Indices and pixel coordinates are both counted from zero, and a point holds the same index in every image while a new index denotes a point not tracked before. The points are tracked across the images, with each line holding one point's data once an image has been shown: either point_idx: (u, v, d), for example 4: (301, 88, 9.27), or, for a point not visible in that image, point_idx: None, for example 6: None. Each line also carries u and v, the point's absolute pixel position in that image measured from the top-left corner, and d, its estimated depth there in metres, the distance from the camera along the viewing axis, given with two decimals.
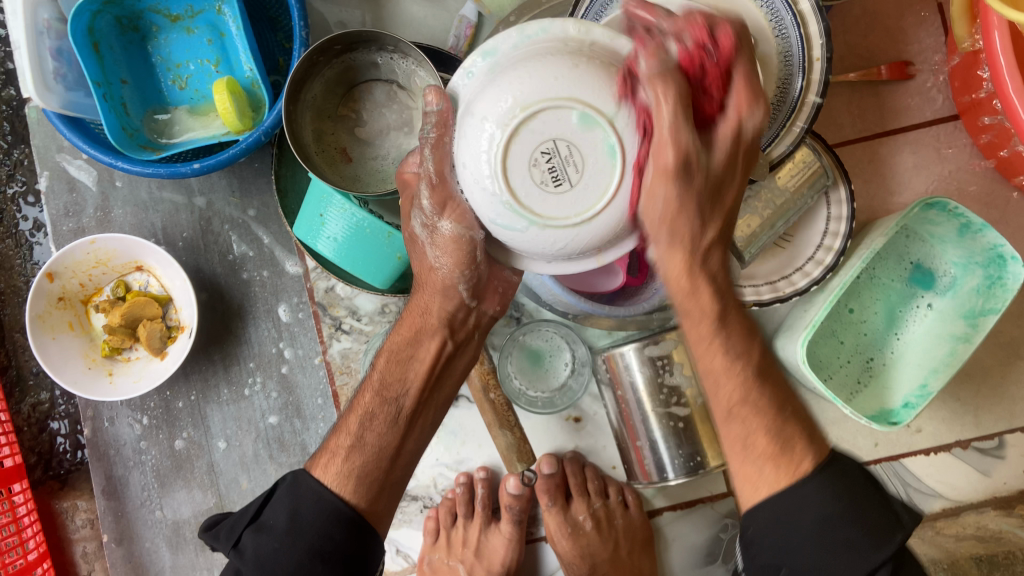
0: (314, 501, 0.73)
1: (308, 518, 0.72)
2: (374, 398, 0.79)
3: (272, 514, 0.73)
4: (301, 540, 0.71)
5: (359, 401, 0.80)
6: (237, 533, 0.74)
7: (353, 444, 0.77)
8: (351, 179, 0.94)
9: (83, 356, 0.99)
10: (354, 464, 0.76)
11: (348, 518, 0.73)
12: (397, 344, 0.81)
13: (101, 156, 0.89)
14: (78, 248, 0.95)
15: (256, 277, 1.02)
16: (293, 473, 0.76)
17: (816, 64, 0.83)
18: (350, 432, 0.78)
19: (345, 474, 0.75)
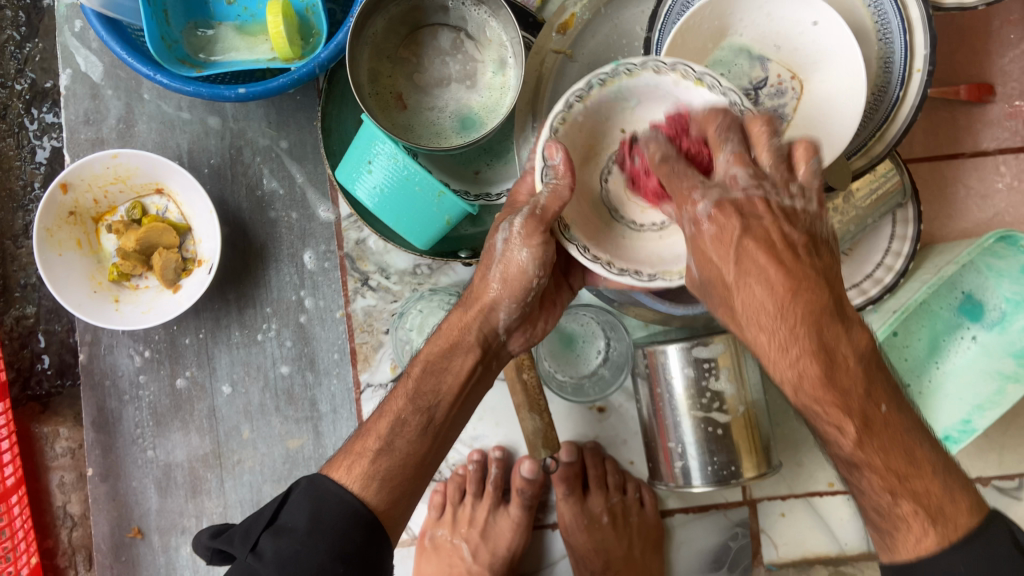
0: (336, 502, 0.66)
1: (330, 519, 0.65)
2: (408, 404, 0.71)
3: (290, 516, 0.66)
4: (323, 542, 0.64)
5: (390, 404, 0.72)
6: (253, 537, 0.66)
7: (384, 446, 0.69)
8: (403, 128, 0.88)
9: (88, 277, 0.92)
10: (381, 467, 0.68)
11: (367, 522, 0.66)
12: (431, 352, 0.72)
13: (139, 66, 0.81)
14: (98, 159, 0.88)
15: (283, 218, 0.95)
16: (309, 476, 0.68)
17: (915, 76, 0.78)
18: (379, 435, 0.70)
19: (371, 476, 0.68)
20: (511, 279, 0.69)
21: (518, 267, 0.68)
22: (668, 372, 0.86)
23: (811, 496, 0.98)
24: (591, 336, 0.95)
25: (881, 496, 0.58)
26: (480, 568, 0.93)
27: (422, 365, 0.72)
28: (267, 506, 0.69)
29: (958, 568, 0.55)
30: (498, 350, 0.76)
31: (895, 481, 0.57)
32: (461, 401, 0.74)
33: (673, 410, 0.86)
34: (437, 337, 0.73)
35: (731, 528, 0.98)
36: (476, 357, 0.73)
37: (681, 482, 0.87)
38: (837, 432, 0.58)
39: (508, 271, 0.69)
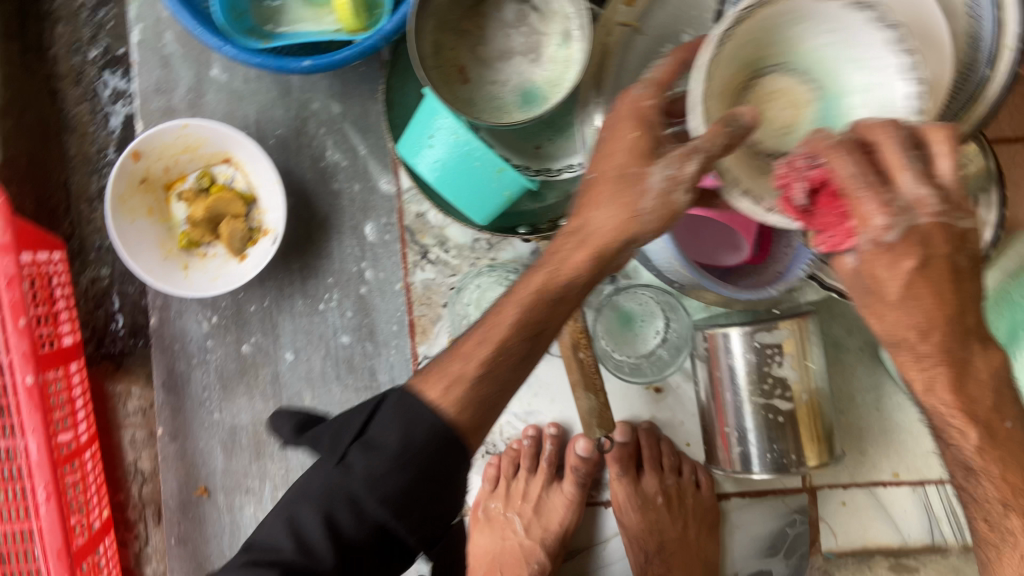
0: (425, 418, 0.60)
1: (421, 436, 0.59)
2: (517, 326, 0.62)
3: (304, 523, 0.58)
4: (411, 464, 0.58)
5: (502, 315, 0.62)
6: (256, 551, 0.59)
7: (468, 394, 0.61)
8: (465, 101, 0.87)
9: (159, 245, 0.94)
10: (484, 386, 0.61)
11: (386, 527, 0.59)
12: (572, 288, 0.63)
13: (207, 37, 0.81)
14: (169, 129, 0.90)
15: (346, 190, 0.96)
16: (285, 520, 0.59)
17: (1005, 53, 0.71)
18: (482, 358, 0.61)
19: (470, 400, 0.60)
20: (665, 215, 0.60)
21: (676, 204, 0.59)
22: (727, 354, 0.84)
23: (872, 487, 0.97)
24: (650, 315, 0.94)
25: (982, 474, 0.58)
26: (533, 543, 0.93)
27: (487, 348, 0.61)
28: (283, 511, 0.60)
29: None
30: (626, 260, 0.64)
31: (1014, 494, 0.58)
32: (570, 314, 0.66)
33: (732, 394, 0.85)
34: (491, 324, 0.62)
35: (789, 514, 0.96)
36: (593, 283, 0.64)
37: (738, 468, 0.86)
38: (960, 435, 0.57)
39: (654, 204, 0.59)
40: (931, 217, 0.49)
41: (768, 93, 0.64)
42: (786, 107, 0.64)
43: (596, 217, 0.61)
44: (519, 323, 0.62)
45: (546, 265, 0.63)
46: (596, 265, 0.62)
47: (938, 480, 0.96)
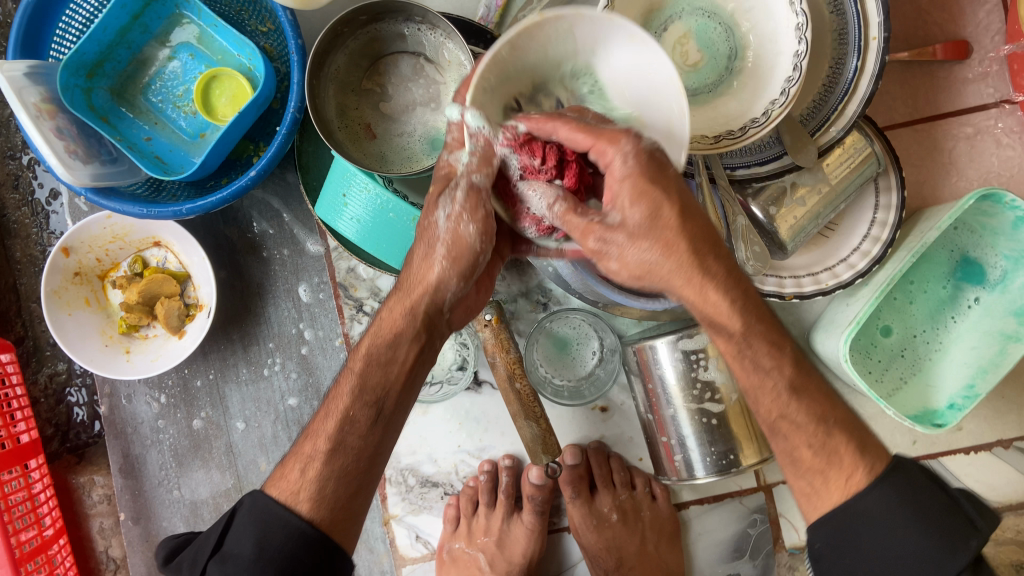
0: (280, 523, 0.65)
1: (275, 543, 0.64)
2: (354, 400, 0.69)
3: (236, 542, 0.65)
4: (268, 566, 0.63)
5: (336, 403, 0.69)
6: (201, 564, 0.67)
7: (334, 446, 0.68)
8: (376, 156, 0.91)
9: (99, 332, 0.97)
10: (337, 466, 0.67)
11: (316, 542, 0.65)
12: (374, 346, 0.69)
13: (166, 209, 0.85)
14: (94, 221, 0.93)
15: (276, 255, 0.99)
16: (252, 494, 0.68)
17: (872, 44, 0.76)
18: (327, 435, 0.68)
19: (326, 477, 0.67)
20: (455, 251, 0.65)
21: (465, 241, 0.65)
22: (656, 366, 0.87)
23: None
24: (585, 337, 0.96)
25: (813, 440, 0.65)
26: None
27: (364, 360, 0.69)
28: (247, 524, 0.65)
29: (892, 503, 0.62)
30: (440, 325, 0.73)
31: (828, 412, 0.65)
32: (408, 379, 0.72)
33: (667, 404, 0.87)
34: (372, 333, 0.70)
35: (748, 515, 0.97)
36: (416, 338, 0.70)
37: (685, 475, 0.89)
38: (771, 370, 0.65)
39: (454, 246, 0.65)
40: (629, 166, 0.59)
41: (675, 43, 0.79)
42: (689, 49, 0.79)
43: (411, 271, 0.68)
44: (410, 313, 0.69)
45: (401, 288, 0.70)
46: (427, 304, 0.68)
47: None
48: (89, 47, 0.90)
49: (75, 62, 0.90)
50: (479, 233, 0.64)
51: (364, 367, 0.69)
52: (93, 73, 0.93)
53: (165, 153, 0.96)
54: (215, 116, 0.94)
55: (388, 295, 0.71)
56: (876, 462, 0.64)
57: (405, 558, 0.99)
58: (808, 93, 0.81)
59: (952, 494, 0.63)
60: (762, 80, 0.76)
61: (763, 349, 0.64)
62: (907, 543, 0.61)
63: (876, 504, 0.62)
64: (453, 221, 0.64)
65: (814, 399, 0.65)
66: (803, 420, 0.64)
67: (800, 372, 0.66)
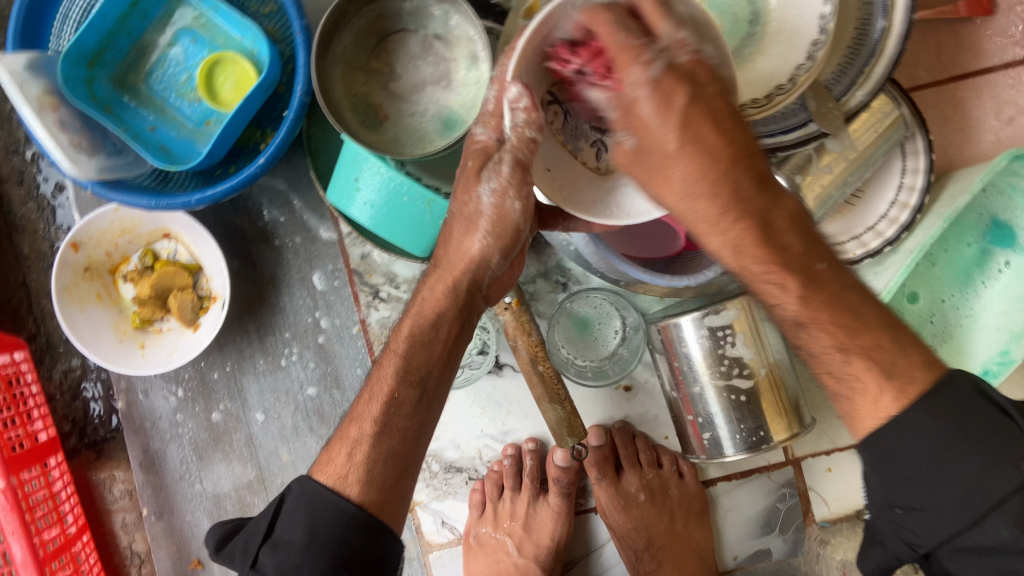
0: (331, 508, 0.63)
1: (326, 526, 0.63)
2: (398, 382, 0.68)
3: (286, 529, 0.63)
4: (322, 552, 0.61)
5: (379, 384, 0.69)
6: (251, 552, 0.64)
7: (380, 429, 0.67)
8: (388, 139, 0.88)
9: (113, 327, 0.95)
10: (385, 449, 0.67)
11: (366, 526, 0.64)
12: (418, 326, 0.69)
13: (175, 200, 0.83)
14: (101, 214, 0.91)
15: (288, 244, 0.97)
16: (298, 480, 0.66)
17: (899, 2, 0.72)
18: (373, 418, 0.68)
19: (374, 460, 0.66)
20: (500, 229, 0.65)
21: (512, 219, 0.64)
22: (681, 343, 0.85)
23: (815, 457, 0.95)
24: (606, 316, 0.94)
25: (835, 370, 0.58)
26: (527, 561, 0.95)
27: (408, 340, 0.69)
28: (296, 509, 0.64)
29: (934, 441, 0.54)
30: (480, 298, 0.72)
31: (846, 341, 0.56)
32: (449, 359, 0.72)
33: (693, 381, 0.86)
34: (414, 314, 0.70)
35: (777, 490, 0.95)
36: (457, 321, 0.70)
37: (713, 453, 0.87)
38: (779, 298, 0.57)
39: (498, 222, 0.64)
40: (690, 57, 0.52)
41: None
42: (707, 17, 0.77)
43: (450, 251, 0.68)
44: (453, 288, 0.68)
45: (440, 265, 0.69)
46: (468, 281, 0.68)
47: None
48: (87, 36, 0.87)
49: (75, 52, 0.87)
50: (524, 209, 0.64)
51: (408, 341, 0.69)
52: (94, 62, 0.90)
53: (170, 142, 0.94)
54: (220, 102, 0.92)
55: (429, 271, 0.70)
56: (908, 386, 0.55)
57: (432, 544, 0.98)
58: (835, 55, 0.77)
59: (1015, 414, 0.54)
60: (786, 44, 0.74)
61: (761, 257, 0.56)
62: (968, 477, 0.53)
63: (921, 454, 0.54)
64: (499, 197, 0.63)
65: (856, 334, 0.57)
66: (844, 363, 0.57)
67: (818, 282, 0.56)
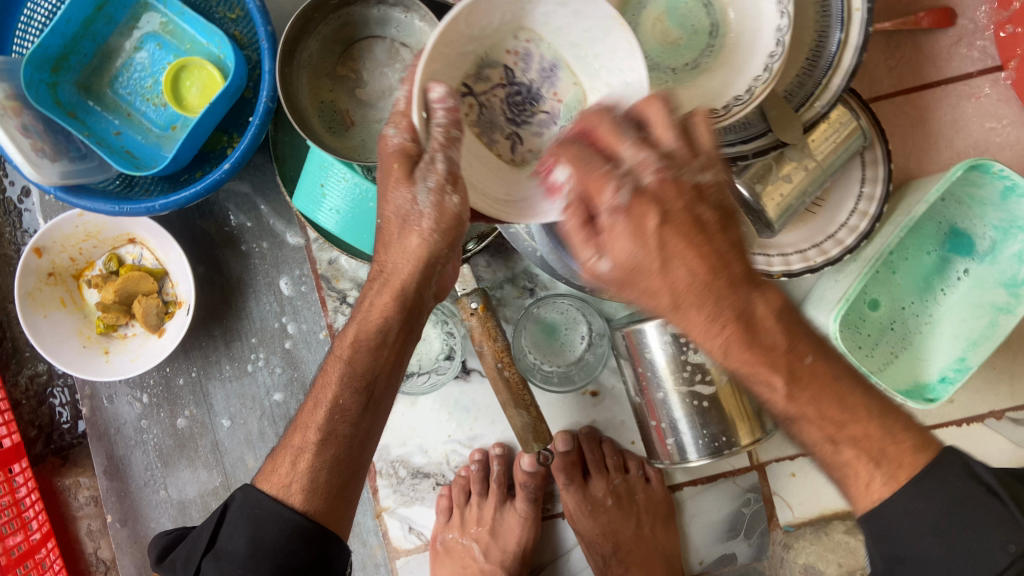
0: (274, 518, 0.66)
1: (269, 537, 0.65)
2: (342, 388, 0.67)
3: (229, 539, 0.66)
4: (265, 561, 0.64)
5: (324, 392, 0.68)
6: (194, 562, 0.68)
7: (323, 437, 0.67)
8: (355, 146, 0.88)
9: (77, 333, 0.94)
10: (326, 457, 0.67)
11: (310, 534, 0.66)
12: (360, 331, 0.67)
13: (137, 205, 0.83)
14: (65, 219, 0.90)
15: (255, 249, 0.96)
16: (242, 488, 0.68)
17: (855, 15, 0.74)
18: (316, 427, 0.68)
19: (317, 468, 0.67)
20: (443, 226, 0.60)
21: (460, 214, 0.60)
22: (646, 349, 0.86)
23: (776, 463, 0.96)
24: (573, 322, 0.95)
25: (823, 452, 0.55)
26: (493, 566, 0.95)
27: (351, 346, 0.67)
28: (240, 519, 0.67)
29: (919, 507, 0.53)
30: (429, 296, 0.69)
31: (835, 431, 0.54)
32: (397, 359, 0.70)
33: (658, 387, 0.86)
34: (358, 318, 0.68)
35: (742, 494, 0.96)
36: (404, 323, 0.68)
37: (677, 458, 0.88)
38: (769, 391, 0.54)
39: (440, 219, 0.59)
40: (656, 176, 0.49)
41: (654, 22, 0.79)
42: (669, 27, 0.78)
43: (391, 255, 0.64)
44: (399, 295, 0.65)
45: (382, 272, 0.65)
46: (413, 283, 0.64)
47: None
48: (52, 40, 0.87)
49: (39, 57, 0.87)
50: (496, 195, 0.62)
51: (352, 347, 0.67)
52: (57, 67, 0.90)
53: (136, 147, 0.93)
54: (186, 108, 0.92)
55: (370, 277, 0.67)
56: (896, 470, 0.53)
57: (398, 550, 0.98)
58: (792, 67, 0.79)
59: (1006, 499, 0.52)
60: (747, 56, 0.74)
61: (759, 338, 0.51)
62: (926, 550, 0.53)
63: (905, 513, 0.53)
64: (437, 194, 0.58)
65: (846, 422, 0.54)
66: (817, 436, 0.55)
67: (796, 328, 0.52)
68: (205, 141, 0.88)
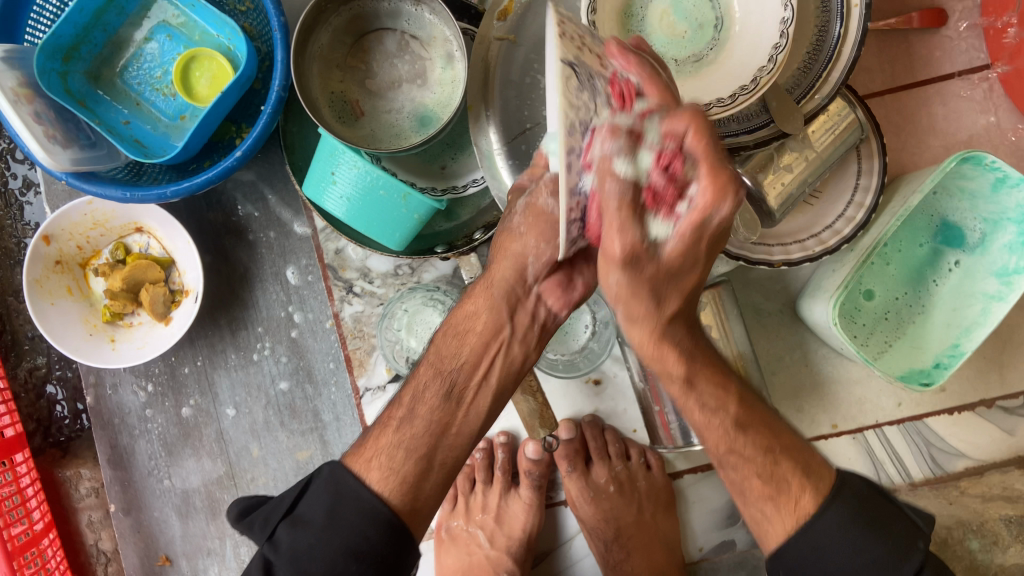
0: (354, 499, 0.69)
1: (347, 515, 0.68)
2: (430, 371, 0.75)
3: (308, 508, 0.70)
4: (336, 538, 0.67)
5: (417, 375, 0.76)
6: (273, 524, 0.71)
7: (410, 416, 0.73)
8: (366, 135, 0.90)
9: (83, 321, 0.95)
10: (405, 436, 0.72)
11: (390, 523, 0.68)
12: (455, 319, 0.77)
13: (148, 191, 0.83)
14: (74, 207, 0.91)
15: (262, 238, 0.97)
16: (331, 464, 0.72)
17: (854, 11, 0.77)
18: (403, 406, 0.74)
19: (394, 445, 0.71)
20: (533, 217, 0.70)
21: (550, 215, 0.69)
22: None
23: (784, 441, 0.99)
24: (577, 311, 0.97)
25: (761, 470, 0.72)
26: (498, 553, 0.95)
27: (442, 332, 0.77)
28: (323, 494, 0.70)
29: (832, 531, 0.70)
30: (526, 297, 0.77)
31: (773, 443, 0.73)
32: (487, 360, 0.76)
33: (662, 372, 0.88)
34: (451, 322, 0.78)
35: None
36: (494, 322, 0.75)
37: (680, 442, 0.89)
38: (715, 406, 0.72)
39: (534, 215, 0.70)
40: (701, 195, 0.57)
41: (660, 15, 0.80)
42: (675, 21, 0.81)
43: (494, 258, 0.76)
44: (490, 288, 0.76)
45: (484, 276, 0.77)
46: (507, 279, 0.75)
47: (875, 424, 1.00)
48: (65, 29, 0.88)
49: (52, 45, 0.88)
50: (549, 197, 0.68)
51: (442, 338, 0.76)
52: (68, 56, 0.91)
53: (146, 136, 0.94)
54: (196, 98, 0.93)
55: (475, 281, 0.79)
56: (819, 483, 0.72)
57: None
58: (794, 60, 0.81)
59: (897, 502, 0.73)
60: (753, 50, 0.77)
61: (709, 394, 0.71)
62: (848, 545, 0.69)
63: (825, 526, 0.70)
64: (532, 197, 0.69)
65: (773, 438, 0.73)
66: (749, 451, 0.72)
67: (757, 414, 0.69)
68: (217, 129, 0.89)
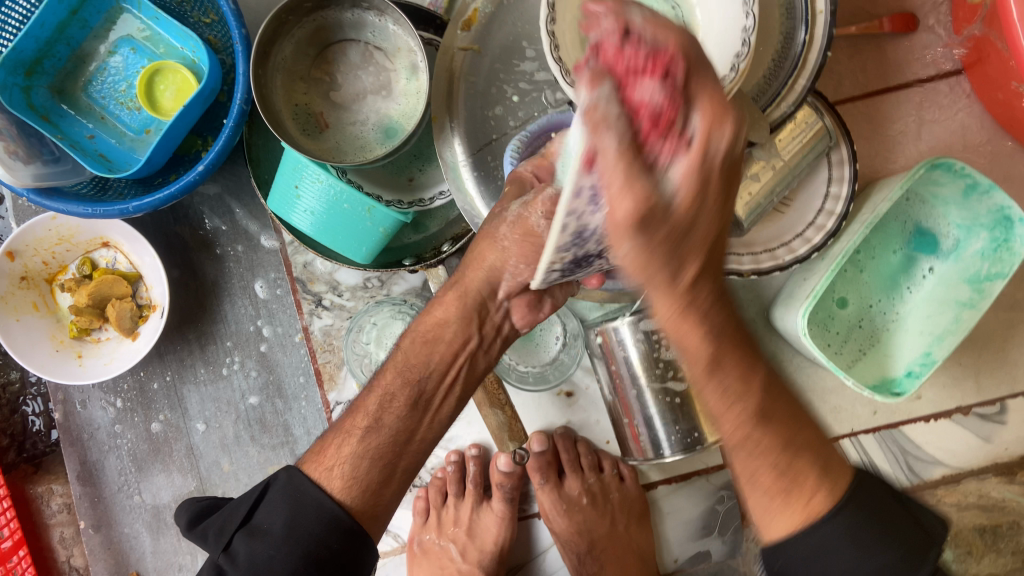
0: (315, 507, 0.67)
1: (307, 523, 0.66)
2: (397, 377, 0.74)
3: (267, 516, 0.67)
4: (296, 548, 0.65)
5: (381, 379, 0.75)
6: (229, 532, 0.68)
7: (373, 423, 0.72)
8: (331, 148, 0.89)
9: (50, 337, 0.94)
10: (371, 444, 0.71)
11: (347, 528, 0.67)
12: (421, 328, 0.76)
13: (109, 207, 0.82)
14: (38, 223, 0.90)
15: (229, 252, 0.97)
16: (288, 469, 0.70)
17: (819, 17, 0.77)
18: (368, 412, 0.72)
19: (358, 455, 0.70)
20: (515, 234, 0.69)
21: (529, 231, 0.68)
22: (620, 347, 0.87)
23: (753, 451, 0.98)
24: (547, 323, 0.96)
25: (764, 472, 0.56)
26: (471, 566, 0.95)
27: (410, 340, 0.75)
28: (280, 501, 0.68)
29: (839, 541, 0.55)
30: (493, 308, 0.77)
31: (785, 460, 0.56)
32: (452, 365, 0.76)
33: (632, 384, 0.87)
34: (417, 331, 0.76)
35: (715, 492, 0.97)
36: (463, 326, 0.75)
37: (651, 454, 0.88)
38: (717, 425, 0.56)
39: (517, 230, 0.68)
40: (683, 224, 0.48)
41: None
42: None
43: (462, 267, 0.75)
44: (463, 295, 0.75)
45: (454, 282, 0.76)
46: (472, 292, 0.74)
47: (851, 433, 0.99)
48: (25, 44, 0.87)
49: (13, 61, 0.87)
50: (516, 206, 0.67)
51: (409, 345, 0.75)
52: (32, 71, 0.90)
53: (110, 151, 0.93)
54: (160, 111, 0.92)
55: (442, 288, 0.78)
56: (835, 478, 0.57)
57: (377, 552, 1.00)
58: (758, 68, 0.79)
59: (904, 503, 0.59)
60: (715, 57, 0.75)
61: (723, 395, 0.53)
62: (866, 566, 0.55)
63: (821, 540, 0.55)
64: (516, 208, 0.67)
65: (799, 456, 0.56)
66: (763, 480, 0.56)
67: (770, 400, 0.55)
68: (180, 143, 0.88)
